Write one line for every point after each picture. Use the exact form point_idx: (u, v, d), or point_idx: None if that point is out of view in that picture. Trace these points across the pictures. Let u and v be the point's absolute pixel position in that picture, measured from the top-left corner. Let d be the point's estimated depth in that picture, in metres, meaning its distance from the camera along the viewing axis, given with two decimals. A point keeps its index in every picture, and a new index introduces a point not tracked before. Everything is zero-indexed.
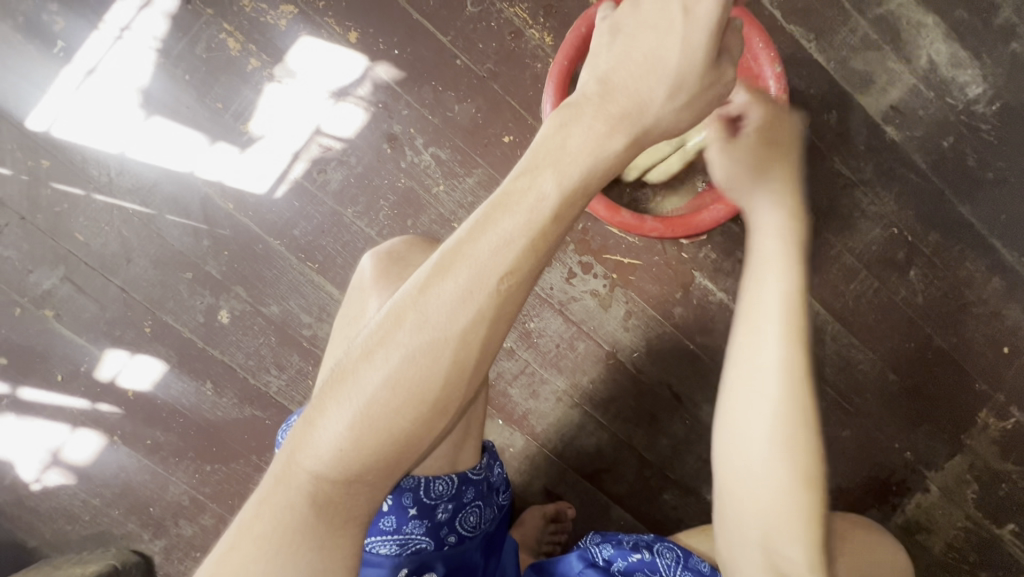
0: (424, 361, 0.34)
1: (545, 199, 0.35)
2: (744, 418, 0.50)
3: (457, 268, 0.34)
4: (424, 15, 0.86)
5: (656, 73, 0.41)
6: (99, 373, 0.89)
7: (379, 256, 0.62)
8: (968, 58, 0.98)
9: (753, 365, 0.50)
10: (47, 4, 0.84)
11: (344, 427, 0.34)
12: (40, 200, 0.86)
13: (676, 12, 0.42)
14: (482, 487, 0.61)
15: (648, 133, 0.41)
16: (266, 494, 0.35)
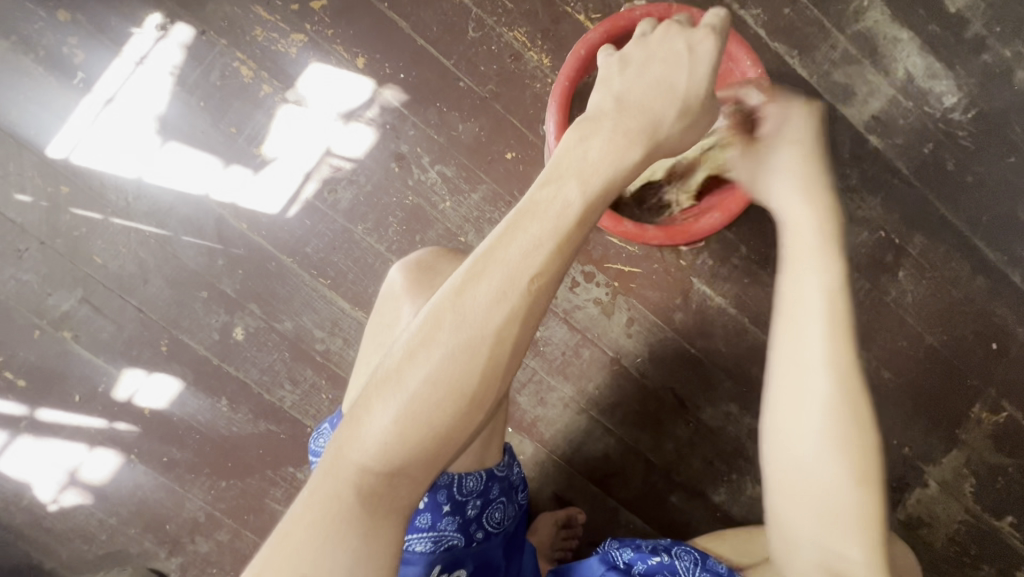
0: (463, 358, 0.37)
1: (570, 206, 0.39)
2: (789, 389, 0.46)
3: (492, 271, 0.37)
4: (429, 41, 0.91)
5: (666, 95, 0.46)
6: (116, 392, 0.91)
7: (408, 267, 0.65)
8: (943, 69, 1.04)
9: (793, 333, 0.46)
10: (67, 37, 0.88)
11: (389, 420, 0.37)
12: (59, 225, 0.89)
13: (682, 50, 0.48)
14: (504, 484, 0.63)
15: (661, 146, 0.45)
16: (315, 491, 0.38)
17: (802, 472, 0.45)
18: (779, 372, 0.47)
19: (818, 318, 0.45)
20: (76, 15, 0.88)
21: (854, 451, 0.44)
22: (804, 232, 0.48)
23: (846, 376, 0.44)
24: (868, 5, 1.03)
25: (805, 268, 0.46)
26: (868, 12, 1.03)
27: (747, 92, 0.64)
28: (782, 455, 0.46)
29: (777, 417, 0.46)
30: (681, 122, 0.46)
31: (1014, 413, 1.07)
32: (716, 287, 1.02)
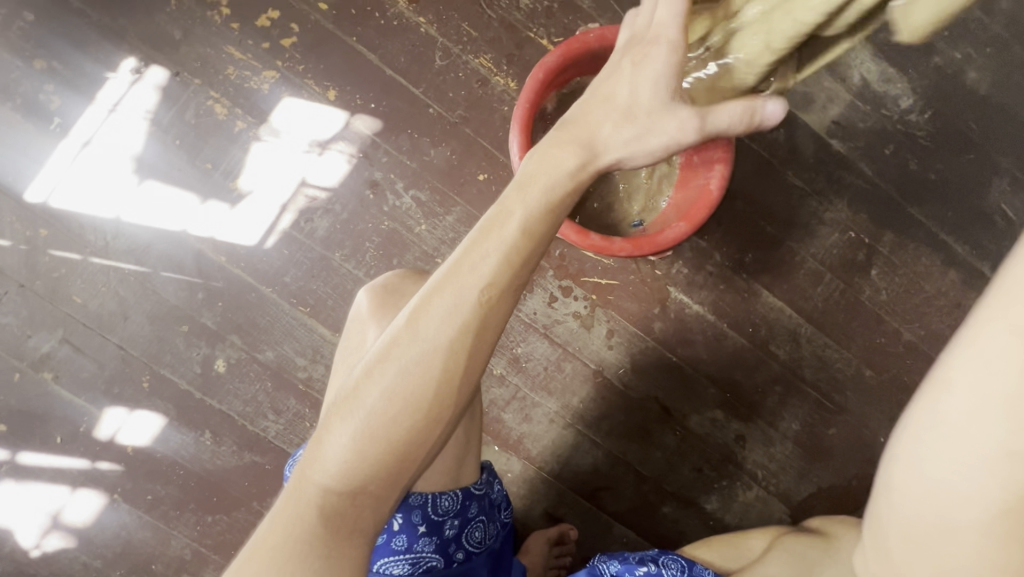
0: (418, 371, 0.39)
1: (515, 221, 0.42)
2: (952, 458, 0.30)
3: (444, 288, 0.40)
4: (397, 71, 0.94)
5: (611, 113, 0.50)
6: (98, 431, 0.91)
7: (374, 290, 0.66)
8: (897, 75, 1.08)
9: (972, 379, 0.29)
10: (44, 84, 0.90)
11: (348, 439, 0.39)
12: (38, 267, 0.90)
13: (626, 68, 0.51)
14: (484, 503, 0.63)
15: (603, 160, 0.48)
16: (277, 519, 0.39)
17: (945, 536, 0.32)
18: (936, 420, 0.31)
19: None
20: (52, 63, 0.90)
21: None
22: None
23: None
24: None
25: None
26: None
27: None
28: (920, 501, 0.32)
29: (921, 483, 0.32)
30: (624, 134, 0.49)
31: None
32: (693, 294, 1.03)
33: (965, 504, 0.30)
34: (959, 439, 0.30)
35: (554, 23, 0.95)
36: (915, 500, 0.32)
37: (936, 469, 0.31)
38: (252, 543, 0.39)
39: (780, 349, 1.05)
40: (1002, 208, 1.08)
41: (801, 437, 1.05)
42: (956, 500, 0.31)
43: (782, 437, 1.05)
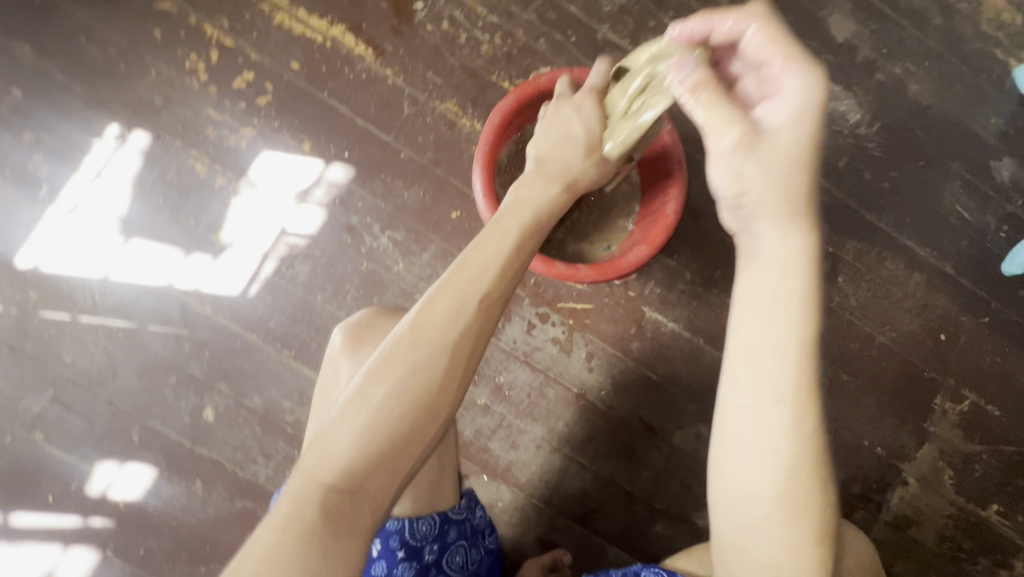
0: (422, 370, 0.45)
1: (508, 235, 0.53)
2: (739, 455, 0.43)
3: (446, 295, 0.47)
4: (368, 120, 0.99)
5: (576, 143, 0.67)
6: (89, 487, 0.92)
7: (349, 327, 0.69)
8: (843, 92, 1.13)
9: (744, 384, 0.43)
10: (32, 155, 0.95)
11: (354, 435, 0.44)
12: (29, 329, 0.93)
13: (570, 114, 0.69)
14: (464, 528, 0.65)
15: (576, 181, 0.65)
16: (280, 519, 0.42)
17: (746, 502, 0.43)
18: (725, 426, 0.44)
19: (777, 377, 0.42)
20: (40, 135, 0.95)
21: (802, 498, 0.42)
22: (763, 268, 0.44)
23: (802, 444, 0.41)
24: None
25: (767, 323, 0.42)
26: None
27: (749, 30, 0.51)
28: (733, 478, 0.43)
29: (727, 481, 0.43)
30: (585, 158, 0.67)
31: (976, 400, 1.10)
32: (667, 313, 1.06)
33: (757, 497, 0.42)
34: (737, 424, 0.43)
35: (513, 67, 1.01)
36: (727, 502, 0.44)
37: (732, 467, 0.43)
38: (252, 543, 0.41)
39: None
40: (958, 210, 1.12)
41: None
42: (751, 492, 0.42)
43: None
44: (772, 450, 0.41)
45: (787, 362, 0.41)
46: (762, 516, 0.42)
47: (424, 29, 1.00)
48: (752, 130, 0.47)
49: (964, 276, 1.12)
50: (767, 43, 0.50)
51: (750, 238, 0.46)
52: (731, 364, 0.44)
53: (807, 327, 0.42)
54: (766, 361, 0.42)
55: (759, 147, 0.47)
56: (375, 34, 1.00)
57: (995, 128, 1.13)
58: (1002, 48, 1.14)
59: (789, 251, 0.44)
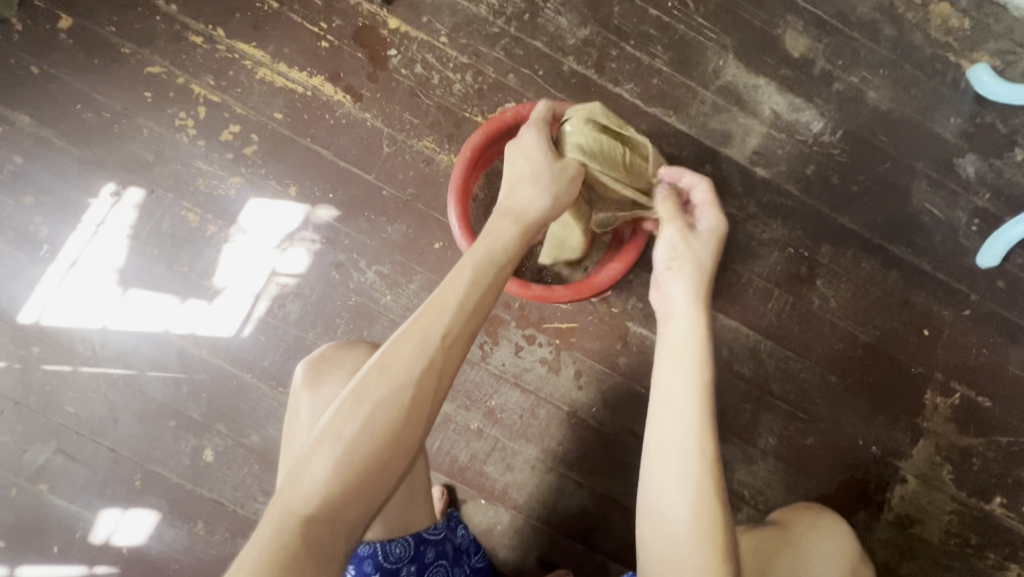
0: (394, 404, 0.49)
1: (467, 271, 0.57)
2: (659, 479, 0.55)
3: (414, 333, 0.51)
4: (350, 162, 1.04)
5: (531, 180, 0.70)
6: (94, 535, 0.94)
7: (311, 362, 0.72)
8: (804, 103, 1.15)
9: (660, 413, 0.57)
10: (32, 217, 1.00)
11: (331, 467, 0.46)
12: (32, 383, 0.96)
13: (517, 154, 0.74)
14: (443, 548, 0.72)
15: (530, 214, 0.67)
16: (255, 556, 0.42)
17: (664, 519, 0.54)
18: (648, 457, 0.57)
19: (682, 411, 0.56)
20: (40, 197, 1.01)
21: (707, 514, 0.52)
22: (674, 326, 0.63)
23: (706, 470, 0.54)
24: (724, 63, 1.14)
25: (675, 367, 0.59)
26: (725, 68, 1.14)
27: (697, 183, 0.77)
28: (653, 496, 0.55)
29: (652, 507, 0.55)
30: (539, 192, 0.69)
31: (966, 392, 1.11)
32: (651, 326, 1.08)
33: (675, 519, 0.53)
34: (656, 450, 0.56)
35: (485, 102, 1.07)
36: (653, 526, 0.55)
37: (654, 493, 0.55)
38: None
39: (743, 367, 1.10)
40: (927, 207, 1.14)
41: (780, 450, 1.08)
42: (670, 512, 0.54)
43: (763, 453, 1.08)
44: (682, 473, 0.54)
45: (690, 393, 0.57)
46: (680, 535, 0.52)
47: (399, 73, 1.06)
48: (685, 229, 0.72)
49: (941, 271, 1.13)
50: (706, 192, 0.76)
51: (666, 302, 0.67)
52: (652, 404, 0.59)
53: (703, 370, 0.59)
54: (674, 394, 0.57)
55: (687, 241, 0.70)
56: (352, 81, 1.05)
57: (956, 127, 1.15)
58: (953, 51, 1.17)
59: (690, 310, 0.63)
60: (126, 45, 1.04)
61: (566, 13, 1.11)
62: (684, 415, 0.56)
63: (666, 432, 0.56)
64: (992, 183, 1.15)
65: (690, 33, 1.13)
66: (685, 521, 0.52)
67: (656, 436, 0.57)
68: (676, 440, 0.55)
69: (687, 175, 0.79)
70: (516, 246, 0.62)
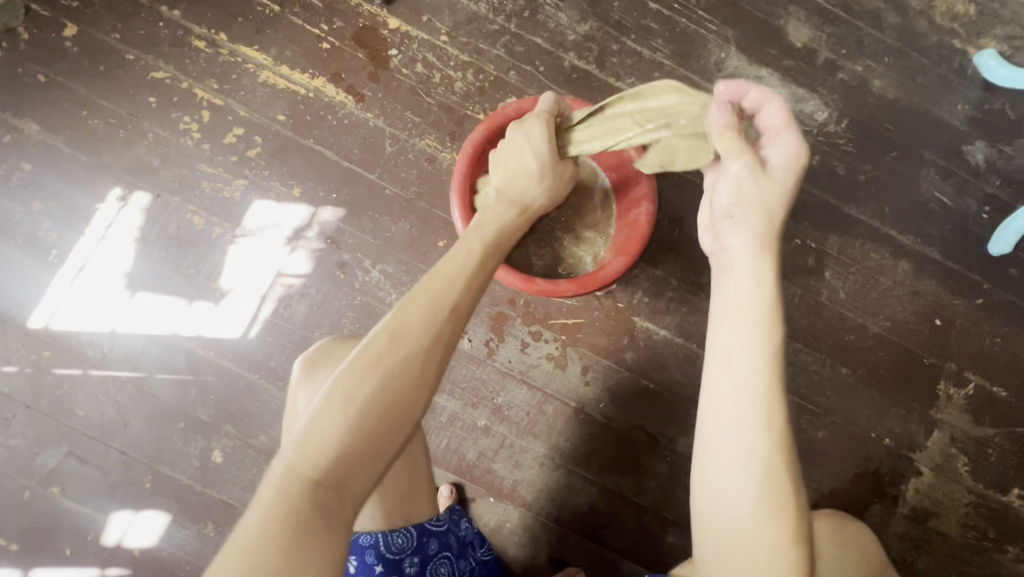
0: (400, 372, 0.50)
1: (473, 252, 0.61)
2: (721, 452, 0.53)
3: (420, 303, 0.53)
4: (353, 162, 1.04)
5: (539, 175, 0.75)
6: (106, 537, 0.95)
7: (306, 360, 0.72)
8: (808, 93, 1.14)
9: (722, 384, 0.54)
10: (41, 222, 1.01)
11: (338, 432, 0.48)
12: (43, 386, 0.97)
13: (522, 143, 0.76)
14: (446, 539, 0.72)
15: (532, 207, 0.74)
16: (266, 516, 0.45)
17: (729, 494, 0.52)
18: (707, 430, 0.54)
19: (744, 382, 0.53)
20: (48, 203, 1.02)
21: (777, 486, 0.51)
22: (737, 283, 0.57)
23: (774, 443, 0.51)
24: (726, 55, 1.13)
25: (739, 333, 0.55)
26: (728, 60, 1.13)
27: (770, 101, 0.64)
28: (716, 472, 0.53)
29: (712, 479, 0.53)
30: (542, 186, 0.75)
31: (981, 382, 1.09)
32: (658, 321, 1.07)
33: (736, 494, 0.52)
34: (719, 423, 0.53)
35: (486, 100, 1.07)
36: (714, 498, 0.53)
37: (715, 468, 0.53)
38: (239, 536, 0.44)
39: None
40: (936, 196, 1.12)
41: None
42: (732, 487, 0.52)
43: None
44: (745, 448, 0.52)
45: (758, 364, 0.53)
46: (743, 509, 0.51)
47: (400, 73, 1.06)
48: (755, 164, 0.61)
49: (952, 260, 1.12)
50: (779, 115, 0.63)
51: (729, 254, 0.60)
52: (712, 372, 0.55)
53: (771, 335, 0.54)
54: (741, 366, 0.53)
55: (755, 182, 0.60)
56: (354, 81, 1.06)
57: (964, 114, 1.14)
58: (959, 38, 1.15)
59: (759, 267, 0.57)
60: (130, 51, 1.05)
61: (566, 9, 1.11)
62: (751, 386, 0.53)
63: (729, 405, 0.53)
64: (1002, 170, 1.13)
65: (691, 25, 1.13)
66: (753, 496, 0.51)
67: (718, 409, 0.54)
68: (740, 413, 0.52)
69: (754, 92, 0.65)
70: (517, 233, 0.70)
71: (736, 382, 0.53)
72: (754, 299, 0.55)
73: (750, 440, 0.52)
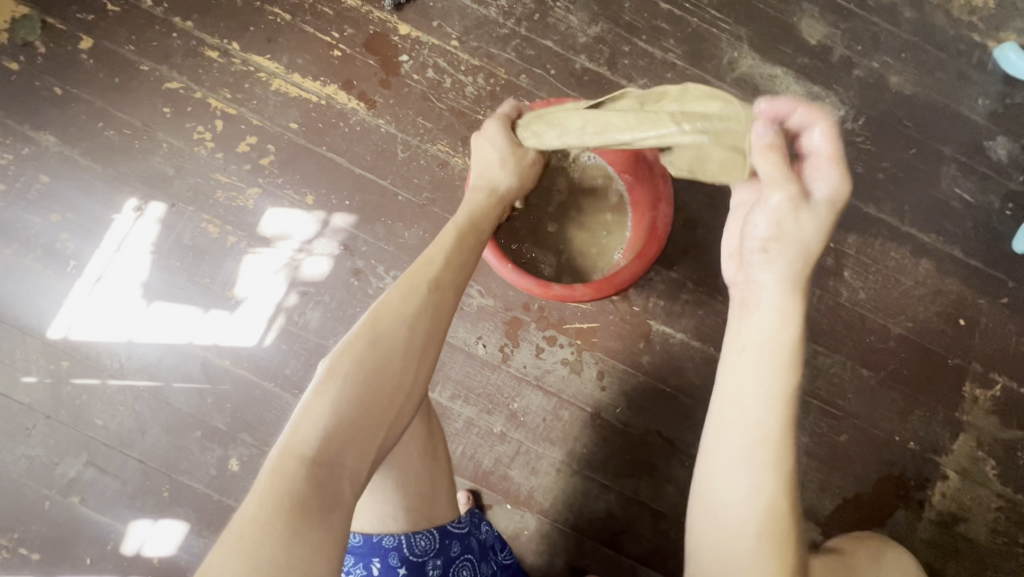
0: (384, 341, 0.52)
1: (449, 233, 0.66)
2: (731, 491, 0.51)
3: (401, 280, 0.57)
4: (365, 169, 1.04)
5: (502, 161, 0.77)
6: (125, 546, 0.95)
7: None
8: (823, 91, 1.12)
9: (730, 421, 0.53)
10: (59, 234, 1.02)
11: (328, 406, 0.48)
12: (62, 396, 0.98)
13: (479, 139, 0.79)
14: (468, 541, 0.71)
15: (501, 190, 0.76)
16: (260, 500, 0.43)
17: (726, 532, 0.51)
18: (710, 465, 0.53)
19: (761, 420, 0.51)
20: (65, 214, 1.03)
21: (775, 526, 0.50)
22: (760, 318, 0.55)
23: (777, 483, 0.50)
24: (739, 54, 1.11)
25: (757, 370, 0.53)
26: (741, 58, 1.11)
27: (818, 123, 0.58)
28: (716, 507, 0.52)
29: (718, 515, 0.52)
30: (507, 172, 0.77)
31: (1008, 384, 1.06)
32: (674, 324, 1.06)
33: (740, 530, 0.51)
34: (723, 460, 0.52)
35: (498, 104, 1.06)
36: (719, 535, 0.52)
37: (715, 505, 0.52)
38: (232, 531, 0.42)
39: None
40: (958, 193, 1.10)
41: (813, 448, 1.05)
42: (733, 523, 0.51)
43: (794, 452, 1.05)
44: (751, 487, 0.51)
45: (768, 402, 0.51)
46: (745, 547, 0.50)
47: (411, 78, 1.06)
48: (796, 198, 0.56)
49: (975, 258, 1.09)
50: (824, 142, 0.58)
51: (756, 286, 0.57)
52: (720, 406, 0.54)
53: (789, 372, 0.53)
54: (750, 402, 0.52)
55: (796, 217, 0.56)
56: (365, 88, 1.06)
57: (985, 109, 1.12)
58: (978, 31, 1.13)
59: (780, 299, 0.55)
60: (144, 62, 1.06)
61: (576, 11, 1.10)
62: (758, 424, 0.51)
63: (735, 443, 0.52)
64: None
65: (704, 25, 1.12)
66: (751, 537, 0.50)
67: (722, 447, 0.53)
68: (746, 453, 0.51)
69: (800, 112, 0.58)
70: (488, 214, 0.73)
71: (743, 418, 0.52)
72: (770, 335, 0.54)
73: (753, 480, 0.51)
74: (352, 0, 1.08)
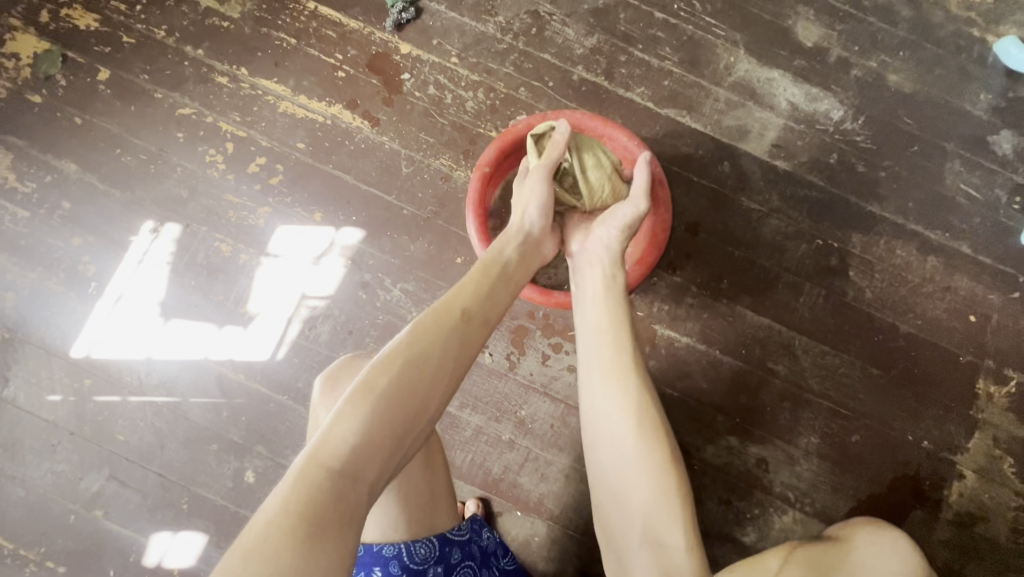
0: (418, 366, 0.54)
1: (479, 269, 0.68)
2: (595, 405, 0.66)
3: (437, 308, 0.59)
4: (371, 184, 1.07)
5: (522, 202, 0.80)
6: (147, 559, 0.98)
7: (326, 378, 0.74)
8: (821, 92, 1.12)
9: (587, 345, 0.70)
10: (80, 256, 1.07)
11: (360, 420, 0.49)
12: (86, 413, 1.02)
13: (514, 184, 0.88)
14: (470, 549, 0.73)
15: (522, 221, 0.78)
16: (281, 507, 0.44)
17: (602, 426, 0.64)
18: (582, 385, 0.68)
19: (600, 339, 0.69)
20: (87, 237, 1.07)
21: (636, 405, 0.64)
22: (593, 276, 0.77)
23: (626, 373, 0.66)
24: (735, 59, 1.13)
25: (592, 306, 0.73)
26: (737, 63, 1.13)
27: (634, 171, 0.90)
28: (594, 411, 0.66)
29: (591, 421, 0.66)
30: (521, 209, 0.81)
31: None
32: (679, 328, 1.07)
33: (607, 418, 0.64)
34: (588, 373, 0.68)
35: (498, 117, 1.09)
36: (594, 435, 0.65)
37: (591, 410, 0.66)
38: (252, 538, 0.41)
39: (778, 365, 1.06)
40: (962, 188, 1.09)
41: (823, 449, 1.04)
42: (605, 417, 0.64)
43: (805, 454, 1.04)
44: (609, 382, 0.66)
45: (605, 322, 0.70)
46: (619, 428, 0.63)
47: (413, 96, 1.09)
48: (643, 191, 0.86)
49: (984, 253, 1.08)
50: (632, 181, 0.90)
51: (594, 255, 0.80)
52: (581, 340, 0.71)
53: (618, 307, 0.72)
54: (593, 326, 0.71)
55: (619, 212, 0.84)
56: (369, 107, 1.09)
57: (987, 104, 1.11)
58: (977, 26, 1.13)
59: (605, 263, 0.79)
60: (158, 90, 1.10)
61: (572, 24, 1.13)
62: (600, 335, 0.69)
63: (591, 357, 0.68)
64: None
65: (699, 32, 1.13)
66: (622, 418, 0.64)
67: (585, 363, 0.68)
68: (600, 359, 0.67)
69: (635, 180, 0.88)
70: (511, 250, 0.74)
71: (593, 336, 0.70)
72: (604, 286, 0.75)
73: (609, 377, 0.66)
74: (353, 23, 1.12)
